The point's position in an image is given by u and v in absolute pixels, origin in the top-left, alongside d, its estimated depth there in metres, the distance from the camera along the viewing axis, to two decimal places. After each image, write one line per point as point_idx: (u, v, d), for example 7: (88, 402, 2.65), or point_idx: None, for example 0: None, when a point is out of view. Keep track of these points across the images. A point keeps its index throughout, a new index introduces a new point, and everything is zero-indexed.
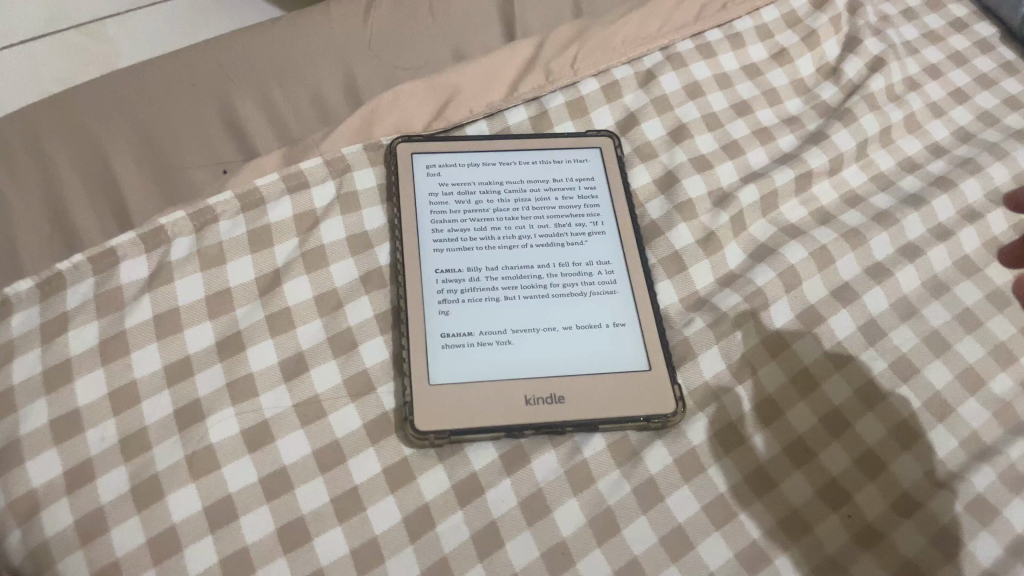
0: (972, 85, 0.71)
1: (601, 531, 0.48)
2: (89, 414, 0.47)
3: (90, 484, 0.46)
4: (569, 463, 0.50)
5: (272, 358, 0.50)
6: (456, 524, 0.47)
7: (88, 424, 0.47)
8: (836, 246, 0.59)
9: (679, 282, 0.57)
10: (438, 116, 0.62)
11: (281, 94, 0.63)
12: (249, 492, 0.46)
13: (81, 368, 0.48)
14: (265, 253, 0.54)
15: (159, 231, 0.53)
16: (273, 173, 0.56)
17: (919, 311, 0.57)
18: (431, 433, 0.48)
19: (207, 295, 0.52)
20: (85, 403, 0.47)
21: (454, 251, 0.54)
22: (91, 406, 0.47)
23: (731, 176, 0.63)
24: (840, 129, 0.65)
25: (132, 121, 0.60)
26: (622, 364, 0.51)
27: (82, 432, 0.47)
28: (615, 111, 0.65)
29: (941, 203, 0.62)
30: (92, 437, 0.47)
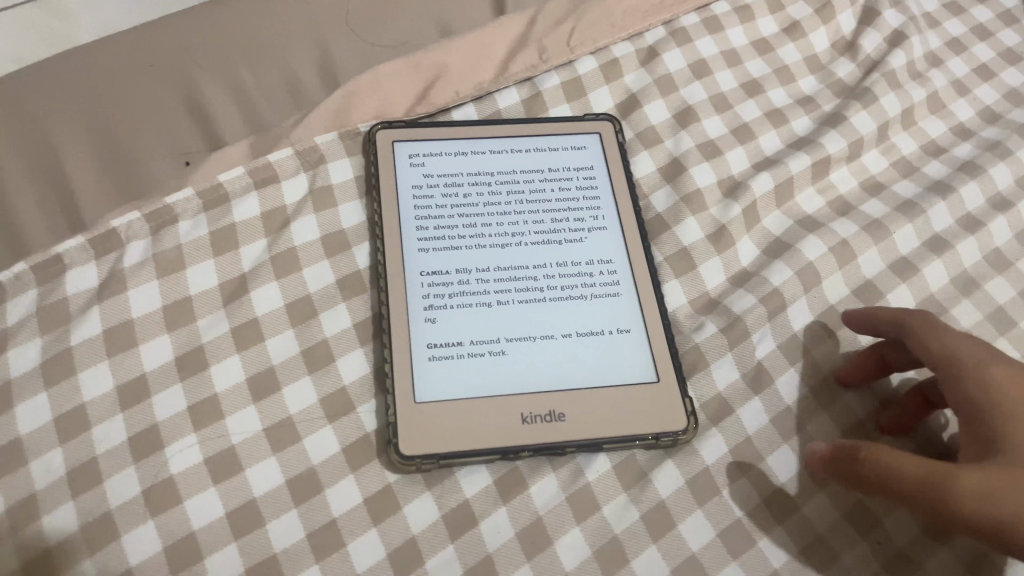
0: (997, 61, 0.66)
1: (608, 564, 0.43)
2: (32, 444, 0.43)
3: (36, 523, 0.41)
4: (571, 488, 0.45)
5: (239, 374, 0.46)
6: (447, 560, 0.42)
7: (32, 455, 0.42)
8: (858, 239, 0.54)
9: (688, 282, 0.53)
10: (421, 98, 0.56)
11: (251, 76, 0.57)
12: (215, 529, 0.41)
13: (22, 393, 0.44)
14: (230, 258, 0.49)
15: (111, 234, 0.48)
16: (238, 167, 0.51)
17: (948, 311, 0.53)
18: (418, 458, 0.43)
19: (164, 305, 0.47)
20: (28, 431, 0.43)
21: (441, 251, 0.49)
22: (34, 435, 0.43)
23: (743, 163, 0.58)
24: (859, 111, 0.60)
25: (83, 107, 0.54)
26: (628, 375, 0.46)
27: (26, 464, 0.42)
28: (615, 92, 0.60)
29: (971, 189, 0.58)
30: (37, 469, 0.42)
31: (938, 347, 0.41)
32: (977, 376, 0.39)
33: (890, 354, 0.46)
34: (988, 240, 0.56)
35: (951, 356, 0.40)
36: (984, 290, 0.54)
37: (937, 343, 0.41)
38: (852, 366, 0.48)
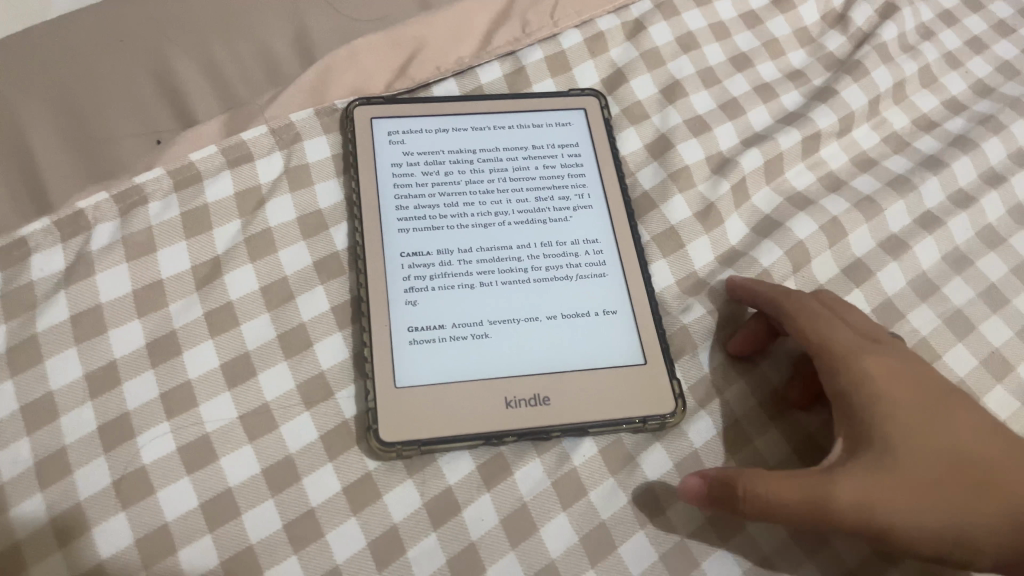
0: (991, 33, 0.65)
1: (595, 550, 0.42)
2: None
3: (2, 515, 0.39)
4: (557, 473, 0.44)
5: (213, 360, 0.44)
6: (430, 548, 0.41)
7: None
8: (848, 217, 0.53)
9: (675, 262, 0.51)
10: (401, 74, 0.55)
11: (224, 51, 0.55)
12: (189, 520, 0.40)
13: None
14: (203, 240, 0.48)
15: (78, 216, 0.46)
16: (210, 146, 0.49)
17: (940, 289, 0.52)
18: (399, 444, 0.42)
19: (135, 289, 0.46)
20: None
21: (421, 231, 0.48)
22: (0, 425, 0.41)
23: (731, 139, 0.57)
24: (849, 85, 0.59)
25: (49, 85, 0.51)
26: (615, 357, 0.45)
27: None
28: (601, 66, 0.58)
29: (963, 164, 0.57)
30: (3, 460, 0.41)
31: (817, 339, 0.42)
32: (849, 369, 0.40)
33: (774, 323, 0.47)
34: (980, 216, 0.55)
35: (827, 347, 0.41)
36: (976, 267, 0.53)
37: (815, 334, 0.42)
38: (745, 337, 0.47)
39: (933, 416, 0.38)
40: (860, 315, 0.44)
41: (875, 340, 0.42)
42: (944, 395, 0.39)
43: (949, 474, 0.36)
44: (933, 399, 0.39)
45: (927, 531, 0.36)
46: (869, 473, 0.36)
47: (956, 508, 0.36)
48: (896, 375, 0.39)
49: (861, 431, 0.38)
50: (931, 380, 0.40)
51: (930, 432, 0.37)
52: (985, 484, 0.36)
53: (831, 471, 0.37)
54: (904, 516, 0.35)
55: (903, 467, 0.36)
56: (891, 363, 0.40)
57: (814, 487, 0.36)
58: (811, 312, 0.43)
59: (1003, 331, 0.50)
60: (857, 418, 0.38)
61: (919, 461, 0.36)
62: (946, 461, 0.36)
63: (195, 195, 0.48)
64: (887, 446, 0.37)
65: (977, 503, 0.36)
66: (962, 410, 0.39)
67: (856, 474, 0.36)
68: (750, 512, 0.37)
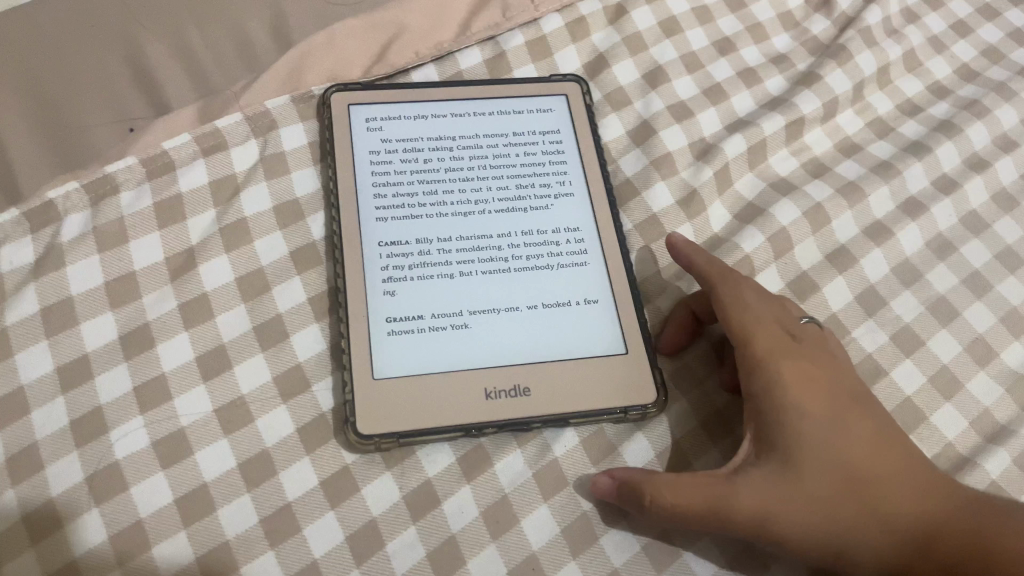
0: (976, 16, 0.65)
1: (577, 542, 0.41)
2: None
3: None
4: (538, 465, 0.43)
5: (187, 353, 0.43)
6: (409, 541, 0.41)
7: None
8: (831, 203, 0.53)
9: (658, 249, 0.51)
10: (379, 59, 0.54)
11: (198, 34, 0.53)
12: (164, 516, 0.40)
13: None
14: (176, 230, 0.47)
15: (48, 207, 0.46)
16: (184, 134, 0.49)
17: (923, 275, 0.51)
18: (377, 436, 0.41)
19: (107, 281, 0.45)
20: None
21: (400, 220, 0.47)
22: None
23: (714, 125, 0.56)
24: (834, 69, 0.59)
25: (17, 70, 0.50)
26: (596, 347, 0.45)
27: None
28: (583, 51, 0.58)
29: (947, 150, 0.57)
30: None
31: (740, 334, 0.41)
32: (768, 368, 0.39)
33: (697, 307, 0.46)
34: (964, 203, 0.55)
35: (750, 343, 0.40)
36: (959, 254, 0.53)
37: (737, 327, 0.41)
38: (678, 323, 0.46)
39: (840, 426, 0.38)
40: (786, 307, 0.43)
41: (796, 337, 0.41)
42: (854, 403, 0.39)
43: (847, 489, 0.36)
44: (843, 407, 0.39)
45: (815, 542, 0.36)
46: (768, 483, 0.37)
47: (846, 524, 0.36)
48: (810, 380, 0.39)
49: (769, 434, 0.38)
50: (844, 387, 0.40)
51: (834, 443, 0.37)
52: (877, 502, 0.36)
53: (734, 479, 0.37)
54: (795, 530, 0.36)
55: (800, 479, 0.36)
56: (809, 366, 0.40)
57: (714, 492, 0.37)
58: (736, 303, 0.42)
59: (986, 317, 0.50)
60: (767, 420, 0.38)
61: (821, 474, 0.36)
62: (845, 475, 0.36)
63: (168, 184, 0.48)
64: (790, 456, 0.37)
65: (867, 521, 0.36)
66: (871, 420, 0.39)
67: (755, 484, 0.37)
68: (652, 514, 0.38)
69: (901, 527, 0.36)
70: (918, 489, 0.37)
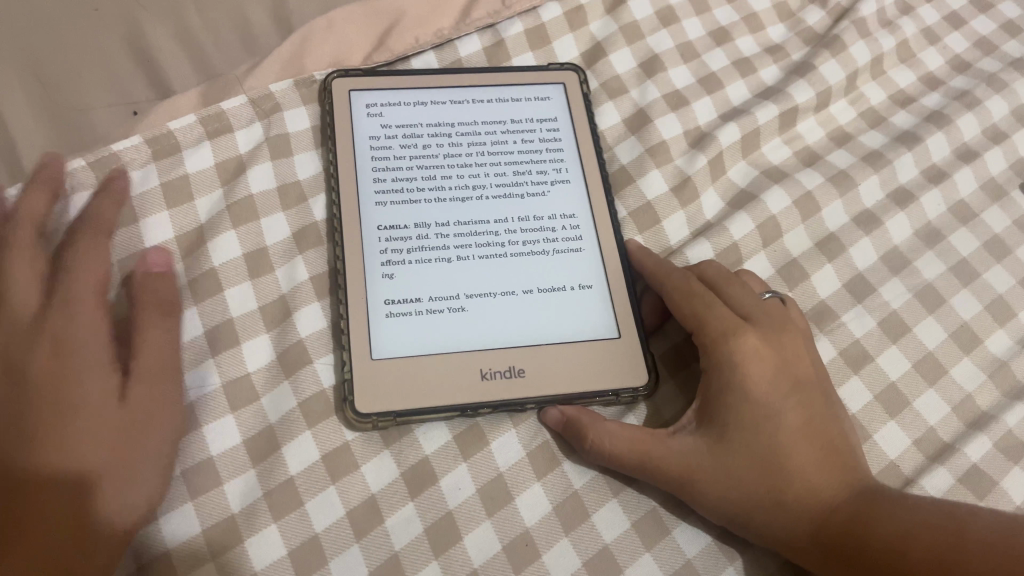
0: (970, 8, 0.65)
1: (568, 519, 0.42)
2: None
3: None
4: (531, 445, 0.44)
5: (198, 327, 0.45)
6: (408, 516, 0.42)
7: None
8: (822, 191, 0.54)
9: (651, 236, 0.52)
10: (379, 46, 0.54)
11: (199, 19, 0.54)
12: (172, 489, 0.41)
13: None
14: (185, 211, 0.48)
15: (55, 183, 0.46)
16: (189, 115, 0.49)
17: (911, 263, 0.53)
18: (375, 415, 0.42)
19: (120, 260, 0.46)
20: None
21: (398, 204, 0.48)
22: None
23: (709, 114, 0.57)
24: (827, 59, 0.59)
25: (14, 49, 0.50)
26: (589, 331, 0.46)
27: None
28: (580, 40, 0.59)
29: (938, 140, 0.58)
30: None
31: (694, 316, 0.44)
32: (717, 350, 0.42)
33: None
34: (953, 192, 0.56)
35: (704, 324, 0.43)
36: (948, 242, 0.54)
37: (691, 310, 0.44)
38: (653, 305, 0.48)
39: (772, 408, 0.40)
40: (747, 291, 0.45)
41: (752, 320, 0.43)
42: (796, 389, 0.42)
43: (765, 468, 0.39)
44: (782, 389, 0.41)
45: (730, 510, 0.40)
46: (697, 454, 0.40)
47: (757, 498, 0.39)
48: (756, 361, 0.41)
49: (712, 411, 0.41)
50: (789, 371, 0.42)
51: (763, 423, 0.40)
52: (787, 483, 0.39)
53: (668, 447, 0.41)
54: (713, 496, 0.40)
55: (725, 455, 0.40)
56: (758, 348, 0.42)
57: (648, 459, 0.41)
58: (689, 289, 0.45)
59: (972, 305, 0.51)
60: (711, 394, 0.42)
61: (746, 449, 0.40)
62: (766, 456, 0.39)
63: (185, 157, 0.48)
64: (721, 430, 0.40)
65: (775, 500, 0.39)
66: (809, 407, 0.41)
67: (685, 450, 0.40)
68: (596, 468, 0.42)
69: (806, 508, 0.39)
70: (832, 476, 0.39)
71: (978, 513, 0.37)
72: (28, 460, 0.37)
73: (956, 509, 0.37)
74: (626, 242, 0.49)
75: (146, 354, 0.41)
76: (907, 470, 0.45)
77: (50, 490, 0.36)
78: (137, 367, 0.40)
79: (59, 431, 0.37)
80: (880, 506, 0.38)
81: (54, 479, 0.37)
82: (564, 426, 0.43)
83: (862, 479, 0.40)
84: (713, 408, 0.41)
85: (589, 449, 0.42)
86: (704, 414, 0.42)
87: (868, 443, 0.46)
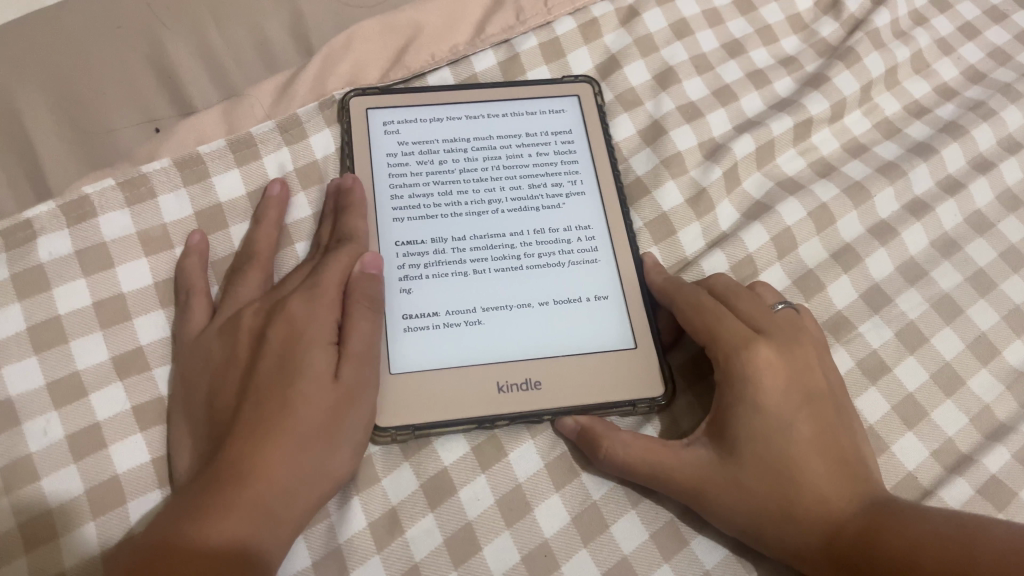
0: (984, 19, 0.66)
1: (588, 529, 0.43)
2: (25, 406, 0.42)
3: (33, 484, 0.41)
4: (550, 456, 0.45)
5: None
6: (427, 528, 0.42)
7: (23, 416, 0.42)
8: (837, 203, 0.54)
9: (666, 248, 0.52)
10: (395, 62, 0.55)
11: (220, 37, 0.55)
12: None
13: (7, 357, 0.43)
14: (219, 236, 0.48)
15: (84, 201, 0.46)
16: (218, 139, 0.50)
17: (928, 273, 0.53)
18: (394, 428, 0.43)
19: (156, 280, 0.46)
20: (20, 394, 0.43)
21: (415, 220, 0.48)
22: (26, 397, 0.43)
23: (724, 126, 0.57)
24: (842, 71, 0.60)
25: (41, 67, 0.51)
26: (607, 342, 0.46)
27: (19, 424, 0.42)
28: (595, 52, 0.59)
29: (953, 151, 0.58)
30: (33, 430, 0.42)
31: (706, 329, 0.44)
32: (728, 362, 0.42)
33: None
34: (968, 203, 0.56)
35: (715, 335, 0.43)
36: (964, 253, 0.54)
37: (703, 325, 0.44)
38: (668, 318, 0.48)
39: (784, 419, 0.40)
40: (759, 303, 0.45)
41: (762, 330, 0.43)
42: (809, 400, 0.42)
43: (777, 480, 0.39)
44: (795, 401, 0.41)
45: (744, 521, 0.40)
46: (710, 465, 0.41)
47: (770, 510, 0.39)
48: (770, 372, 0.41)
49: (725, 423, 0.41)
50: (802, 383, 0.42)
51: (777, 434, 0.40)
52: (799, 495, 0.39)
53: (682, 458, 0.41)
54: (728, 507, 0.40)
55: (737, 466, 0.40)
56: (772, 359, 0.42)
57: (663, 471, 0.41)
58: (700, 303, 0.45)
59: (989, 315, 0.51)
60: (724, 405, 0.42)
61: (759, 462, 0.40)
62: (779, 468, 0.40)
63: (270, 182, 0.49)
64: (734, 441, 0.40)
65: (788, 512, 0.39)
66: (821, 420, 0.41)
67: (699, 462, 0.41)
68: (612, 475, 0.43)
69: (819, 520, 0.39)
70: (846, 489, 0.40)
71: (993, 524, 0.36)
72: (254, 428, 0.37)
73: (966, 518, 0.37)
74: (642, 256, 0.50)
75: (358, 335, 0.41)
76: (926, 482, 0.45)
77: (240, 443, 0.37)
78: (349, 343, 0.40)
79: (271, 397, 0.38)
80: (890, 518, 0.38)
81: (263, 439, 0.37)
82: (579, 435, 0.44)
83: (873, 493, 0.40)
84: (726, 420, 0.41)
85: (603, 460, 0.42)
86: (717, 425, 0.42)
87: (886, 454, 0.46)
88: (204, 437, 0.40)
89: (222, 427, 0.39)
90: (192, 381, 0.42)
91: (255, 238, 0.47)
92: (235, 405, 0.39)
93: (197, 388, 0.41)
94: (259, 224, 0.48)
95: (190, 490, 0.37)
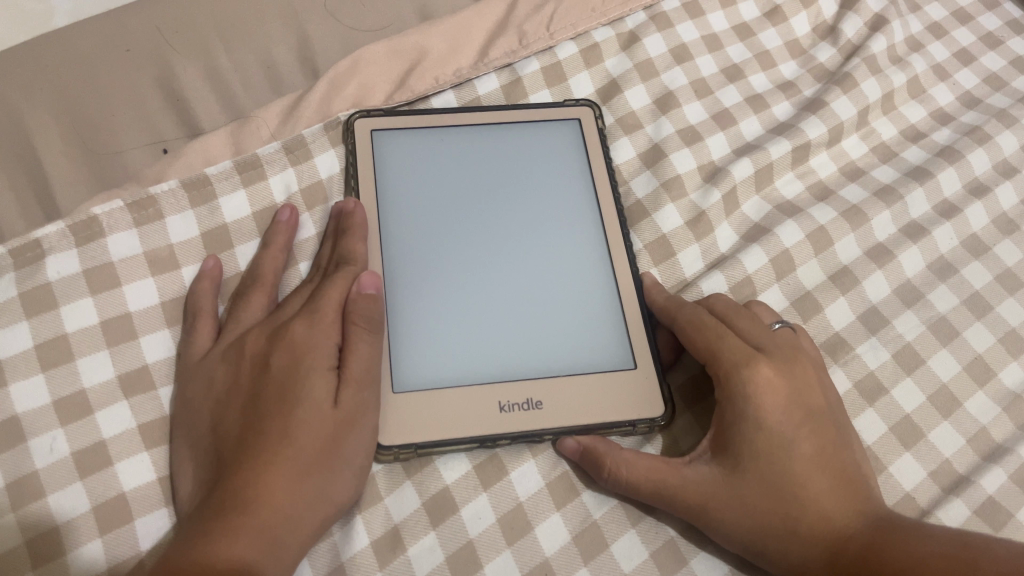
0: (979, 45, 0.67)
1: (588, 548, 0.43)
2: (30, 423, 0.43)
3: (39, 501, 0.41)
4: (551, 475, 0.45)
5: None
6: (428, 547, 0.43)
7: (29, 433, 0.43)
8: (834, 225, 0.55)
9: (665, 269, 0.53)
10: (400, 85, 0.56)
11: (228, 60, 0.56)
12: None
13: (14, 375, 0.44)
14: (226, 257, 0.49)
15: (92, 222, 0.47)
16: (225, 161, 0.51)
17: (924, 296, 0.53)
18: (397, 447, 0.43)
19: (162, 300, 0.47)
20: (27, 412, 0.43)
21: (418, 243, 0.49)
22: (33, 414, 0.43)
23: (722, 149, 0.58)
24: (839, 95, 0.60)
25: (49, 88, 0.52)
26: (606, 365, 0.47)
27: (25, 441, 0.42)
28: (596, 77, 0.60)
29: (950, 176, 0.58)
30: (38, 447, 0.42)
31: (706, 350, 0.44)
32: (729, 382, 0.43)
33: None
34: (965, 226, 0.57)
35: (716, 355, 0.44)
36: (961, 275, 0.55)
37: (703, 346, 0.44)
38: (667, 340, 0.49)
39: (786, 436, 0.41)
40: (758, 322, 0.46)
41: (761, 349, 0.44)
42: (809, 419, 0.42)
43: (777, 499, 0.40)
44: (797, 420, 0.42)
45: (746, 537, 0.40)
46: (712, 482, 0.41)
47: (773, 528, 0.40)
48: (771, 392, 0.42)
49: (727, 442, 0.42)
50: (803, 401, 0.42)
51: (775, 453, 0.41)
52: (800, 513, 0.40)
53: (684, 476, 0.42)
54: (731, 524, 0.41)
55: (739, 485, 0.40)
56: (773, 378, 0.42)
57: (665, 489, 0.42)
58: (700, 322, 0.45)
59: (986, 338, 0.52)
60: (725, 424, 0.42)
61: (759, 481, 0.40)
62: (778, 488, 0.40)
63: (280, 207, 0.50)
64: (735, 460, 0.41)
65: (790, 530, 0.40)
66: (821, 437, 0.42)
67: (701, 479, 0.41)
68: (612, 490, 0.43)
69: (821, 538, 0.40)
70: (847, 506, 0.40)
71: (991, 543, 0.37)
72: (258, 455, 0.38)
73: (967, 538, 0.38)
74: (642, 277, 0.50)
75: (358, 357, 0.41)
76: (924, 504, 0.46)
77: (244, 470, 0.38)
78: (349, 366, 0.41)
79: (273, 423, 0.39)
80: (893, 535, 0.39)
81: (267, 466, 0.38)
82: (580, 454, 0.44)
83: (876, 508, 0.41)
84: (728, 440, 0.42)
85: (606, 478, 0.43)
86: (718, 443, 0.42)
87: (883, 475, 0.46)
88: (204, 462, 0.40)
89: (225, 452, 0.39)
90: (195, 404, 0.42)
91: (261, 261, 0.48)
92: (238, 431, 0.39)
93: (199, 413, 0.42)
94: (268, 249, 0.48)
95: (198, 514, 0.37)
